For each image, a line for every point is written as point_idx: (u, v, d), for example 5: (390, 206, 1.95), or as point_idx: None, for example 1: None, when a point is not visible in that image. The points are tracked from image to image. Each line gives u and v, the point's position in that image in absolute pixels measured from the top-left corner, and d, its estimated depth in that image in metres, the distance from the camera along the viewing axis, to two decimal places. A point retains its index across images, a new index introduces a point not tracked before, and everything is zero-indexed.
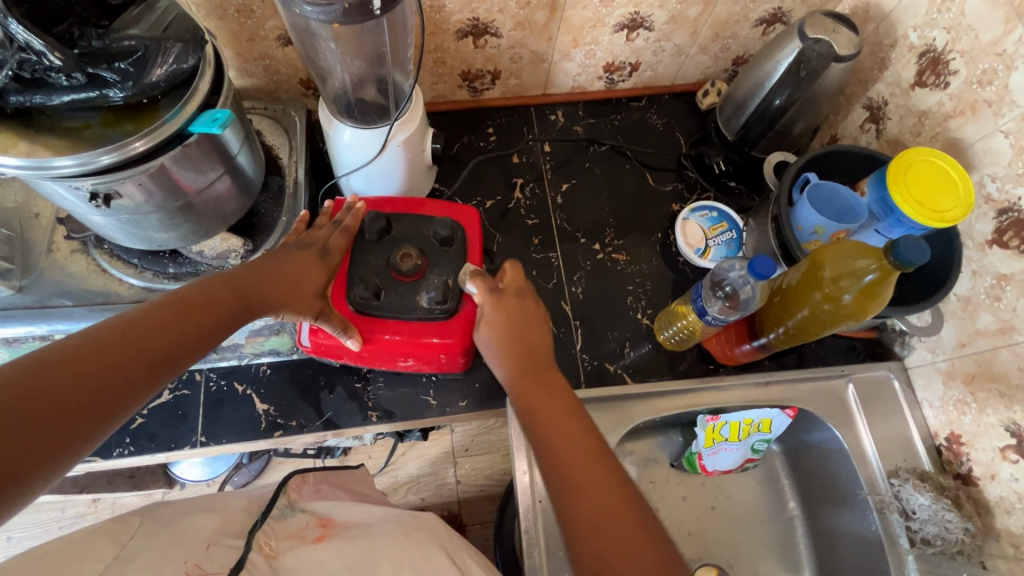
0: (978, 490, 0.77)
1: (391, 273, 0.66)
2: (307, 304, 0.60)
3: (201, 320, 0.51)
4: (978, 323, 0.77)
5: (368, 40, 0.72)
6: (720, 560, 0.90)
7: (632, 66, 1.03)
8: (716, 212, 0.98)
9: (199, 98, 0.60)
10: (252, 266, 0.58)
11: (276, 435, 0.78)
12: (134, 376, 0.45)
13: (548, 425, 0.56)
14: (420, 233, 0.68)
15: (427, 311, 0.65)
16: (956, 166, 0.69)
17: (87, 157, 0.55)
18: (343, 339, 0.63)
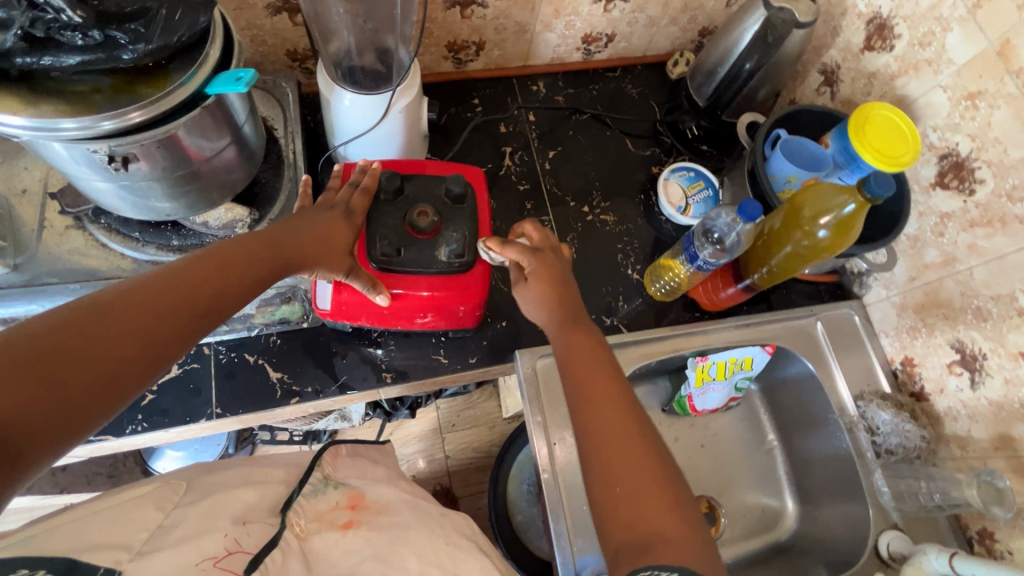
0: (930, 404, 0.89)
1: (408, 231, 0.69)
2: (336, 262, 0.63)
3: (241, 274, 0.56)
4: (924, 257, 0.88)
5: None
6: (712, 491, 1.00)
7: (608, 37, 1.08)
8: (693, 172, 1.04)
9: (212, 63, 0.60)
10: (285, 227, 0.62)
11: (293, 402, 0.79)
12: (185, 321, 0.50)
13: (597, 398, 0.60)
14: (433, 192, 0.71)
15: (447, 265, 0.68)
16: (877, 109, 0.80)
17: (92, 121, 0.54)
18: (373, 296, 0.67)
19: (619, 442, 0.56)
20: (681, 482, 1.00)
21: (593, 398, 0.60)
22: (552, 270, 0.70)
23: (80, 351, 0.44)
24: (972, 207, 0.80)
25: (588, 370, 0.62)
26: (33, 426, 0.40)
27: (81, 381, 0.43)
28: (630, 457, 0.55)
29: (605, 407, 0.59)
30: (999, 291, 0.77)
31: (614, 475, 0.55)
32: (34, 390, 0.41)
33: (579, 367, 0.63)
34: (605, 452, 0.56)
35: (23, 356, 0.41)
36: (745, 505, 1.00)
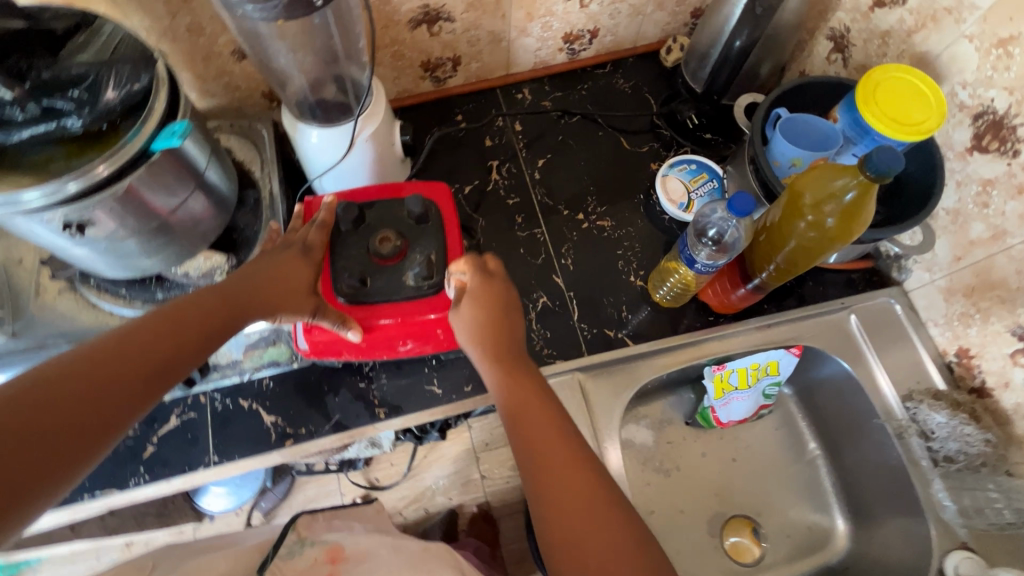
0: (994, 401, 0.77)
1: (372, 259, 0.67)
2: (299, 303, 0.62)
3: (194, 329, 0.54)
4: (969, 233, 0.76)
5: (317, 37, 0.71)
6: (749, 509, 0.92)
7: (591, 34, 1.03)
8: (694, 164, 0.97)
9: (157, 116, 0.59)
10: (241, 275, 0.60)
11: (288, 444, 0.78)
12: (135, 383, 0.49)
13: (539, 441, 0.54)
14: (395, 216, 0.69)
15: (415, 289, 0.66)
16: (874, 78, 0.71)
17: (54, 186, 0.54)
18: (344, 332, 0.65)
19: (576, 501, 0.50)
20: (713, 501, 0.92)
21: (547, 458, 0.53)
22: (489, 299, 0.63)
23: (21, 429, 0.41)
24: (1018, 170, 0.68)
25: (525, 414, 0.56)
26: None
27: (26, 461, 0.41)
28: (592, 512, 0.49)
29: (562, 466, 0.52)
30: None
31: (570, 535, 0.48)
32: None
33: (517, 422, 0.56)
34: (545, 491, 0.51)
35: None
36: (788, 523, 0.91)
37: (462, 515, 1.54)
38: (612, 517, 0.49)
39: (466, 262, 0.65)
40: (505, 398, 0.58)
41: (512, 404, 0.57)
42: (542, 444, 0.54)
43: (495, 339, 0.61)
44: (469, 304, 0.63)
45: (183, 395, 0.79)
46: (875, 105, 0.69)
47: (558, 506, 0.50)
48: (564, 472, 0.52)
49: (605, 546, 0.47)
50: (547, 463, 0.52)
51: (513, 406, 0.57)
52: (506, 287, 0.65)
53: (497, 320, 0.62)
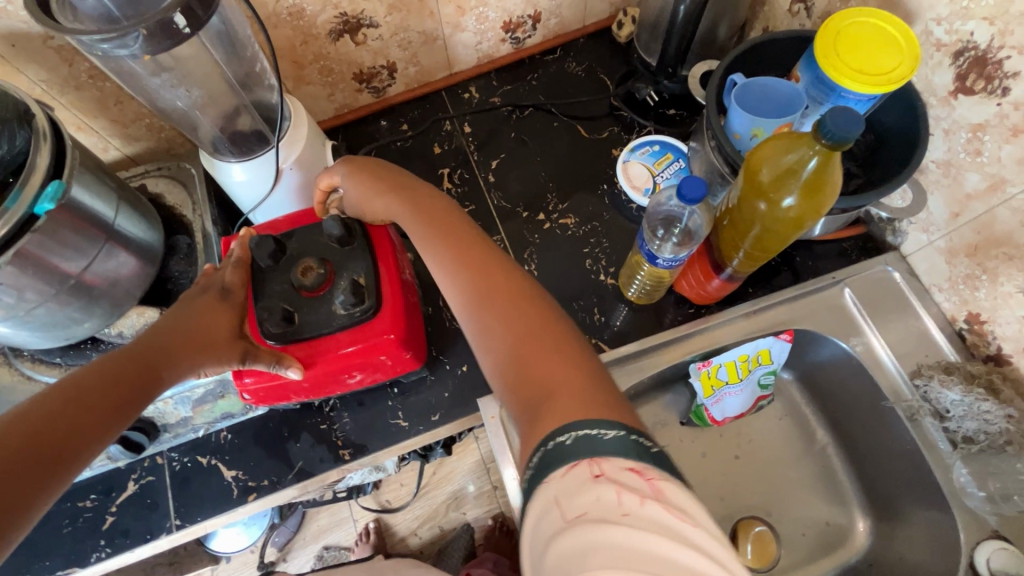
0: (1013, 368, 0.69)
1: (298, 293, 0.61)
2: (227, 351, 0.57)
3: (100, 400, 0.49)
4: (965, 185, 0.67)
5: (215, 68, 0.66)
6: (758, 509, 0.85)
7: (533, 19, 0.95)
8: (657, 145, 0.89)
9: (40, 173, 0.55)
10: (153, 333, 0.55)
11: (251, 499, 0.74)
12: (31, 472, 0.43)
13: (480, 289, 0.52)
14: (317, 242, 0.64)
15: (347, 318, 0.61)
16: (830, 42, 0.62)
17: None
18: (282, 371, 0.58)
19: (534, 353, 0.46)
20: (717, 506, 0.85)
21: (495, 302, 0.51)
22: (369, 177, 0.64)
23: None
24: (1010, 110, 0.59)
25: (468, 264, 0.54)
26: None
27: None
28: (545, 352, 0.46)
29: (505, 296, 0.51)
30: None
31: (524, 361, 0.46)
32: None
33: (459, 290, 0.53)
34: (499, 337, 0.49)
35: None
36: (802, 520, 0.83)
37: (479, 530, 1.48)
38: (567, 356, 0.46)
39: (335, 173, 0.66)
40: (437, 254, 0.57)
41: (455, 249, 0.56)
42: (486, 278, 0.52)
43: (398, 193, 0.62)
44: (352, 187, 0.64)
45: (139, 459, 0.75)
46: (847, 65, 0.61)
47: (513, 352, 0.47)
48: (520, 315, 0.49)
49: (556, 363, 0.45)
50: (501, 316, 0.50)
51: (446, 255, 0.56)
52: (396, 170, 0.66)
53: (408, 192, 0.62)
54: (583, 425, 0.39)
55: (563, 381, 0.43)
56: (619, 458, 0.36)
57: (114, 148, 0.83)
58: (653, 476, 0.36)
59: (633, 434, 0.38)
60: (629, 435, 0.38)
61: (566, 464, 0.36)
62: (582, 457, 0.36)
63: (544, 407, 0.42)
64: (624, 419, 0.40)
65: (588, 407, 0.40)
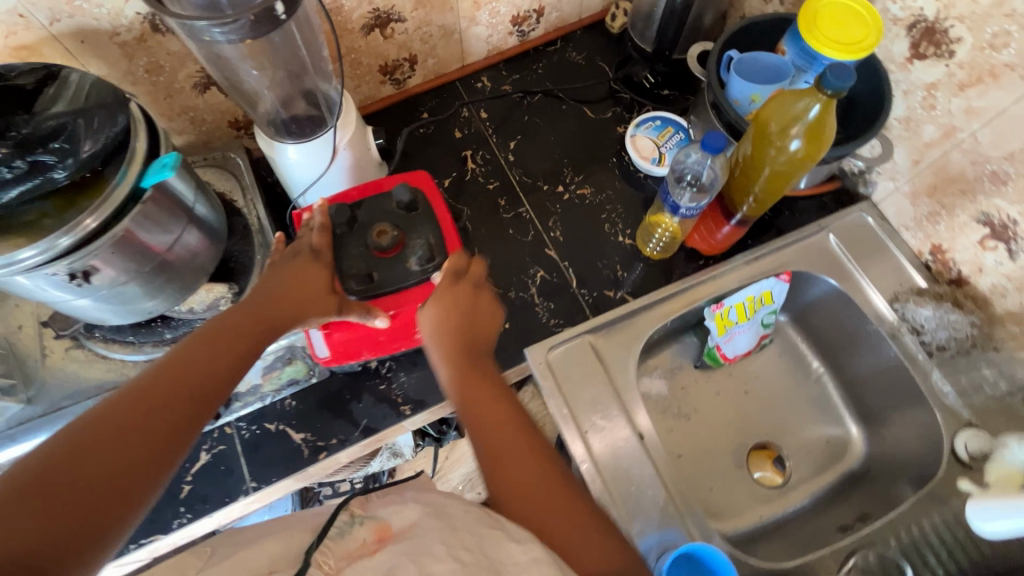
0: (972, 287, 0.82)
1: (374, 254, 0.69)
2: (324, 304, 0.63)
3: (229, 347, 0.57)
4: (923, 135, 0.81)
5: (280, 56, 0.73)
6: (769, 435, 0.96)
7: (537, 13, 1.05)
8: (659, 120, 1.00)
9: (141, 156, 0.60)
10: (261, 286, 0.63)
11: (322, 457, 0.79)
12: (183, 406, 0.51)
13: (478, 397, 0.60)
14: (385, 209, 0.72)
15: (422, 272, 0.69)
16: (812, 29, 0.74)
17: (48, 243, 0.55)
18: (372, 322, 0.67)
19: (548, 492, 0.53)
20: (734, 435, 0.96)
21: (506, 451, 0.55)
22: (469, 360, 0.64)
23: (85, 468, 0.44)
24: (956, 69, 0.73)
25: (468, 379, 0.62)
26: (42, 551, 0.39)
27: (96, 492, 0.44)
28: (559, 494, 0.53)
29: (513, 444, 0.56)
30: (1011, 149, 0.71)
31: (513, 470, 0.54)
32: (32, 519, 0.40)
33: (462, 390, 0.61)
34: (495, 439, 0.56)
35: (26, 482, 0.42)
36: (806, 440, 0.95)
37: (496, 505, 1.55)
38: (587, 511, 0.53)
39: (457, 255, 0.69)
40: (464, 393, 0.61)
41: (469, 397, 0.60)
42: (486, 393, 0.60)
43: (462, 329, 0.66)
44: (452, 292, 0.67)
45: (209, 430, 0.80)
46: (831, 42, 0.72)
47: (517, 491, 0.53)
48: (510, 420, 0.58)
49: (550, 479, 0.54)
50: (489, 414, 0.59)
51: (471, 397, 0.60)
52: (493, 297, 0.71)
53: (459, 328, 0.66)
54: None
55: (579, 539, 0.50)
56: None
57: None
58: None
59: None
60: None
61: None
62: None
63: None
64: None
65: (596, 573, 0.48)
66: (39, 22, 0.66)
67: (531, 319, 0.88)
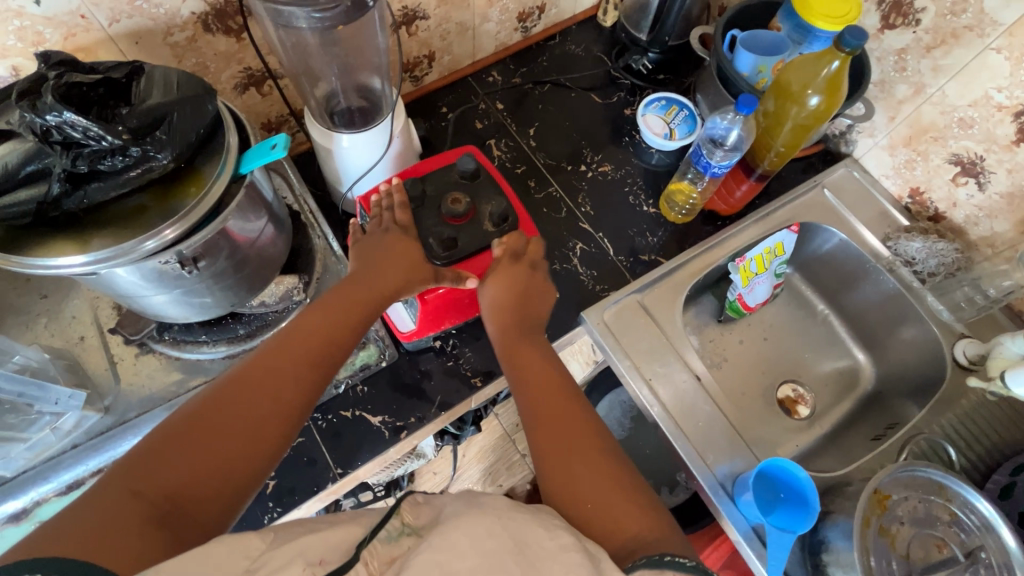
0: (949, 220, 0.96)
1: (449, 221, 0.73)
2: (421, 273, 0.67)
3: (341, 320, 0.65)
4: (897, 94, 0.94)
5: (335, 49, 0.77)
6: (791, 373, 1.06)
7: (539, 10, 1.13)
8: (664, 101, 1.09)
9: (235, 152, 0.61)
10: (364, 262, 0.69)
11: (403, 436, 0.81)
12: (306, 373, 0.59)
13: (541, 386, 0.66)
14: (449, 179, 0.75)
15: (497, 232, 0.72)
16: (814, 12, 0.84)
17: (135, 243, 0.55)
18: (464, 287, 0.69)
19: (583, 454, 0.59)
20: (762, 377, 1.05)
21: (554, 436, 0.60)
22: (539, 362, 0.70)
23: (231, 419, 0.53)
24: (923, 34, 0.87)
25: (531, 372, 0.68)
26: (199, 488, 0.48)
27: (238, 443, 0.52)
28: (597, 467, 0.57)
29: (562, 428, 0.61)
30: (974, 98, 0.85)
31: (567, 447, 0.59)
32: (191, 471, 0.49)
33: (519, 380, 0.68)
34: (553, 427, 0.61)
35: (189, 422, 0.52)
36: (823, 374, 1.06)
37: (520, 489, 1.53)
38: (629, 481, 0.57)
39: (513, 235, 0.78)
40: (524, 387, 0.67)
41: (529, 376, 0.68)
42: (551, 387, 0.66)
43: (519, 330, 0.73)
44: (492, 287, 0.72)
45: None
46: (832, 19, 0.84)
47: (560, 480, 0.56)
48: (568, 408, 0.64)
49: (600, 467, 0.57)
50: (550, 401, 0.64)
51: (532, 392, 0.66)
52: (546, 277, 0.77)
53: (520, 329, 0.73)
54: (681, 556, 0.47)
55: (629, 522, 0.53)
56: None
57: None
58: None
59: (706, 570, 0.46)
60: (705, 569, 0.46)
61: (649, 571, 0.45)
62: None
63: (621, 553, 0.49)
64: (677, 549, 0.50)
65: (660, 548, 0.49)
66: (98, 23, 0.65)
67: (578, 286, 0.94)
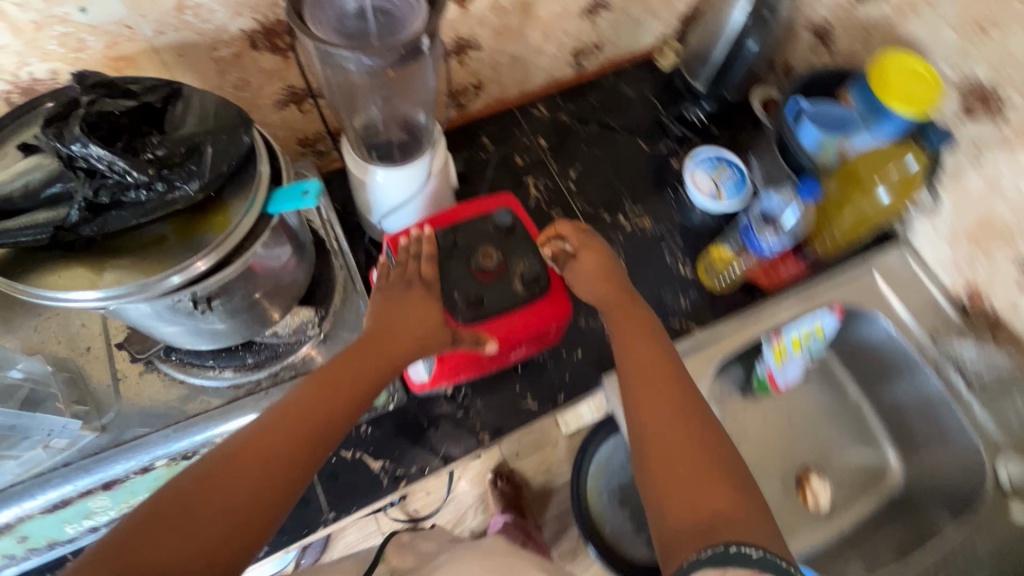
0: (1007, 326, 0.89)
1: (477, 276, 0.69)
2: (440, 335, 0.63)
3: (355, 377, 0.58)
4: (968, 185, 0.88)
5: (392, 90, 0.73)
6: (814, 460, 1.00)
7: (595, 47, 1.08)
8: (714, 157, 1.03)
9: (266, 181, 0.58)
10: (380, 315, 0.63)
11: (401, 486, 0.78)
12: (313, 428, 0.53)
13: (642, 353, 0.62)
14: (482, 230, 0.72)
15: (526, 294, 0.69)
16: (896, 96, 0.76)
17: (158, 278, 0.52)
18: (482, 350, 0.66)
19: (675, 429, 0.55)
20: (782, 461, 1.00)
21: (648, 397, 0.58)
22: (641, 324, 0.65)
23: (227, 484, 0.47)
24: (1006, 129, 0.79)
25: (633, 338, 0.64)
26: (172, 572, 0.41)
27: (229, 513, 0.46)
28: (689, 442, 0.53)
29: (656, 399, 0.58)
30: None
31: (657, 424, 0.56)
32: (164, 552, 0.42)
33: (626, 350, 0.63)
34: (648, 402, 0.58)
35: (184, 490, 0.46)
36: (847, 465, 1.00)
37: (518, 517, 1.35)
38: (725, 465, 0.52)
39: (568, 225, 0.72)
40: (624, 349, 0.63)
41: (625, 340, 0.64)
42: (644, 348, 0.63)
43: (620, 291, 0.68)
44: (582, 260, 0.70)
45: None
46: (915, 94, 0.76)
47: (659, 447, 0.54)
48: (668, 380, 0.59)
49: (697, 438, 0.54)
50: (645, 371, 0.60)
51: (633, 355, 0.62)
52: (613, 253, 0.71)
53: (615, 299, 0.68)
54: (747, 545, 0.45)
55: (721, 503, 0.49)
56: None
57: None
58: None
59: (777, 558, 0.44)
60: (774, 558, 0.44)
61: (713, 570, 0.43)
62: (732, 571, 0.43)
63: (694, 541, 0.47)
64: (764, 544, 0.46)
65: (738, 538, 0.46)
66: (143, 33, 0.63)
67: (602, 346, 0.89)
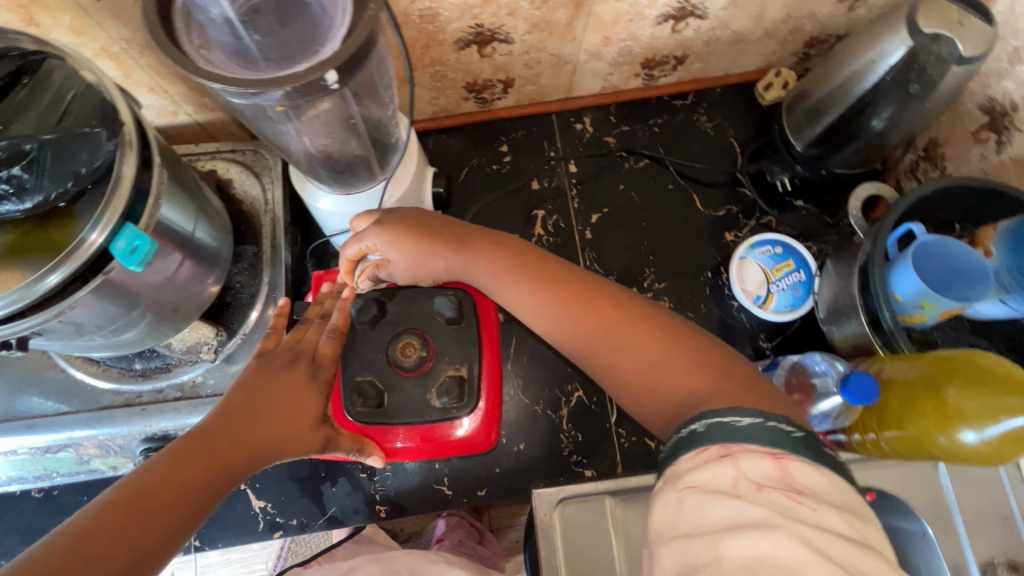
0: None
1: (391, 369, 0.58)
2: (309, 440, 0.51)
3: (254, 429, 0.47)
4: None
5: (339, 107, 0.51)
6: None
7: (676, 60, 0.83)
8: (781, 247, 0.79)
9: (128, 186, 0.45)
10: (252, 386, 0.49)
11: (276, 536, 0.71)
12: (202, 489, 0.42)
13: (523, 298, 0.52)
14: (421, 310, 0.59)
15: (440, 413, 0.57)
16: None
17: (31, 280, 0.42)
18: (364, 459, 0.56)
19: (612, 336, 0.47)
20: None
21: (577, 333, 0.49)
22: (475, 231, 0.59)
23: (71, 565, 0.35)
24: None
25: (506, 270, 0.54)
26: None
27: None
28: (626, 335, 0.47)
29: (586, 334, 0.48)
30: None
31: (607, 349, 0.47)
32: None
33: (505, 300, 0.54)
34: (583, 327, 0.49)
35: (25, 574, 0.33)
36: None
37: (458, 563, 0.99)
38: (682, 348, 0.45)
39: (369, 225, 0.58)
40: (494, 278, 0.55)
41: (497, 288, 0.54)
42: (527, 282, 0.53)
43: (447, 246, 0.57)
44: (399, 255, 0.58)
45: None
46: None
47: (621, 364, 0.46)
48: (575, 312, 0.49)
49: (636, 345, 0.46)
50: (544, 303, 0.51)
51: (503, 272, 0.54)
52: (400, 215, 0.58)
53: (452, 237, 0.58)
54: (774, 420, 0.36)
55: (699, 387, 0.41)
56: (778, 450, 0.33)
57: (185, 113, 0.71)
58: (779, 457, 0.33)
59: (781, 424, 0.35)
60: (773, 421, 0.35)
61: (719, 455, 0.33)
62: (737, 456, 0.33)
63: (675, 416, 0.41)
64: (767, 403, 0.38)
65: (745, 403, 0.38)
66: None
67: (550, 446, 0.74)
